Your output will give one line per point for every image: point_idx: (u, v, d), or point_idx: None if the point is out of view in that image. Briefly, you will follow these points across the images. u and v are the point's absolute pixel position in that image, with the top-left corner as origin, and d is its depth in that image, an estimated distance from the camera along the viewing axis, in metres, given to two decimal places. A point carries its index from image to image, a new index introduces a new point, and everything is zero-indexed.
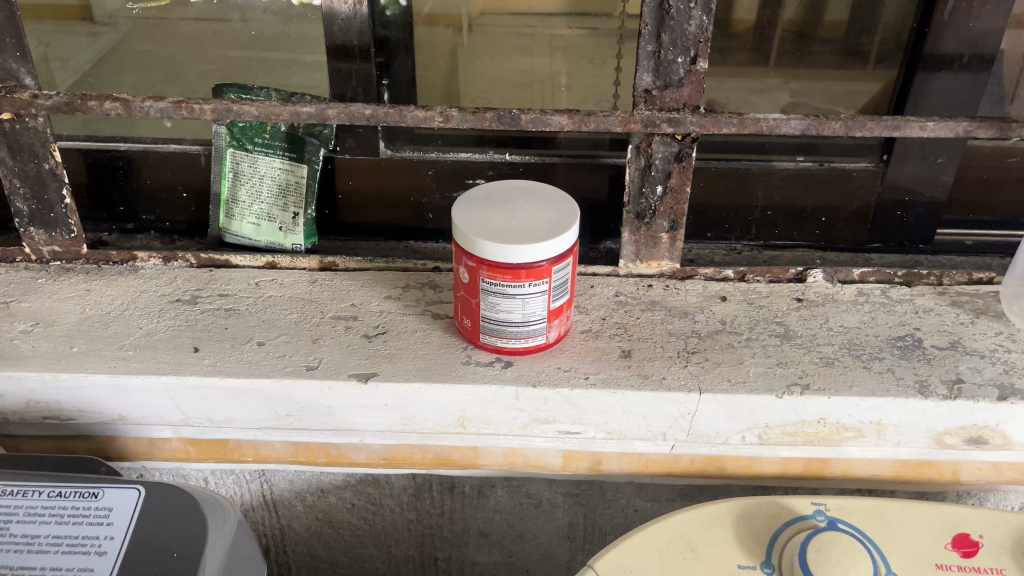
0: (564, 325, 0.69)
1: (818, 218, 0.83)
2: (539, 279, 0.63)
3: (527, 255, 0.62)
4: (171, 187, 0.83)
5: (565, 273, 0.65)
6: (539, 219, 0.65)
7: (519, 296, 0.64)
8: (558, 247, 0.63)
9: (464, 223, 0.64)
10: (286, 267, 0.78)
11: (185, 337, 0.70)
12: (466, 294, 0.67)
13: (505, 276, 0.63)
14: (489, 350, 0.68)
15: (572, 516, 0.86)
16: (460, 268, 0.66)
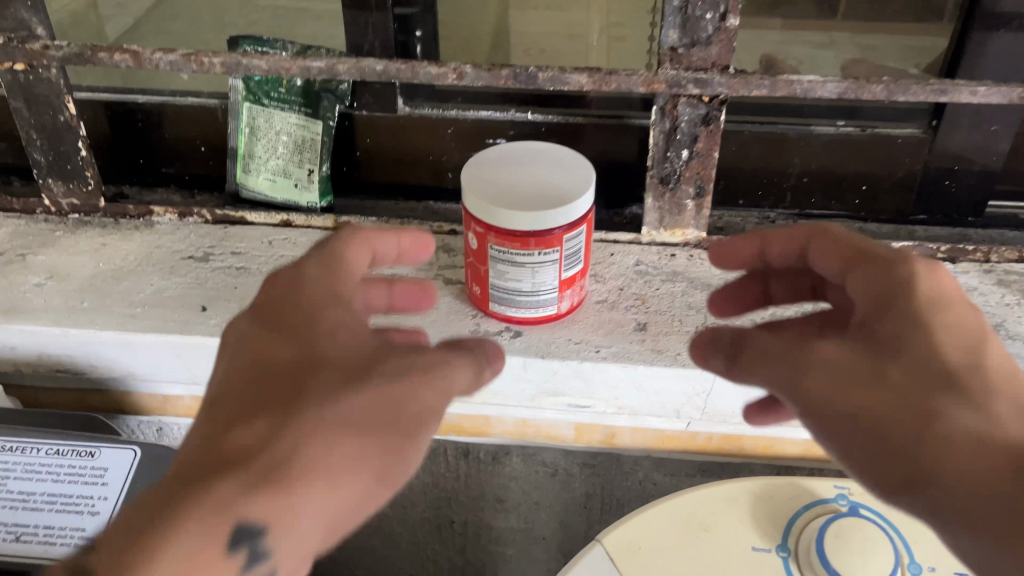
0: (579, 296, 0.66)
1: (858, 187, 0.78)
2: (550, 247, 0.61)
3: (537, 223, 0.59)
4: (189, 141, 0.81)
5: (578, 242, 0.63)
6: (552, 183, 0.62)
7: (529, 265, 0.62)
8: (570, 216, 0.60)
9: (474, 187, 0.62)
10: (301, 226, 0.77)
11: (194, 296, 0.69)
12: (475, 261, 0.64)
13: (515, 244, 0.60)
14: (499, 319, 0.66)
15: (588, 486, 0.84)
16: (469, 234, 0.63)
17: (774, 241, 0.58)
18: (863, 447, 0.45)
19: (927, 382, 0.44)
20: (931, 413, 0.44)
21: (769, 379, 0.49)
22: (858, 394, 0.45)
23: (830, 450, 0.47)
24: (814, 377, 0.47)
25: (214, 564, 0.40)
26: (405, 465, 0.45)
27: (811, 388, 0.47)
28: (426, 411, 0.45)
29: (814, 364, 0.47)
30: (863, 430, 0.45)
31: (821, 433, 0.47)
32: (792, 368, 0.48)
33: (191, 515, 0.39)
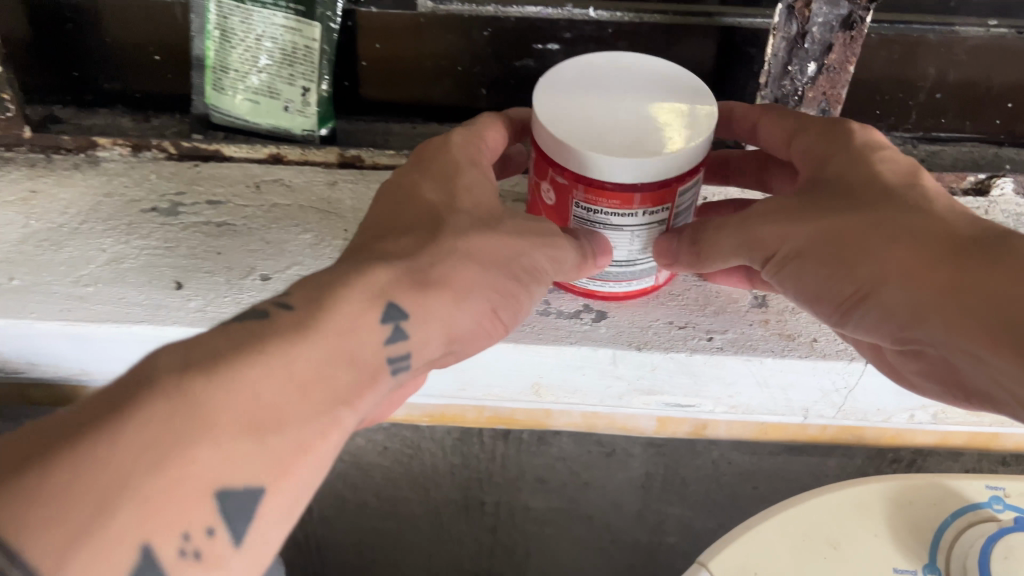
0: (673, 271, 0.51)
1: (1002, 104, 0.62)
2: (659, 202, 0.45)
3: (646, 171, 0.42)
4: (138, 45, 0.61)
5: (691, 194, 0.47)
6: (662, 111, 0.44)
7: (629, 229, 0.45)
8: (690, 160, 0.43)
9: (555, 121, 0.44)
10: (296, 162, 0.60)
11: (164, 268, 0.52)
12: (550, 217, 0.49)
13: (612, 201, 0.44)
14: (578, 294, 0.50)
15: (650, 466, 0.71)
16: (543, 184, 0.47)
17: (735, 120, 0.51)
18: (829, 278, 0.42)
19: (871, 203, 0.42)
20: (881, 222, 0.41)
21: (717, 229, 0.45)
22: (805, 228, 0.42)
23: (802, 292, 0.44)
24: (763, 224, 0.43)
25: (371, 328, 0.38)
26: (507, 318, 0.44)
27: (765, 234, 0.43)
28: (552, 265, 0.44)
29: (762, 210, 0.44)
30: (827, 262, 0.41)
31: (785, 276, 0.44)
32: (737, 221, 0.44)
33: (354, 297, 0.38)
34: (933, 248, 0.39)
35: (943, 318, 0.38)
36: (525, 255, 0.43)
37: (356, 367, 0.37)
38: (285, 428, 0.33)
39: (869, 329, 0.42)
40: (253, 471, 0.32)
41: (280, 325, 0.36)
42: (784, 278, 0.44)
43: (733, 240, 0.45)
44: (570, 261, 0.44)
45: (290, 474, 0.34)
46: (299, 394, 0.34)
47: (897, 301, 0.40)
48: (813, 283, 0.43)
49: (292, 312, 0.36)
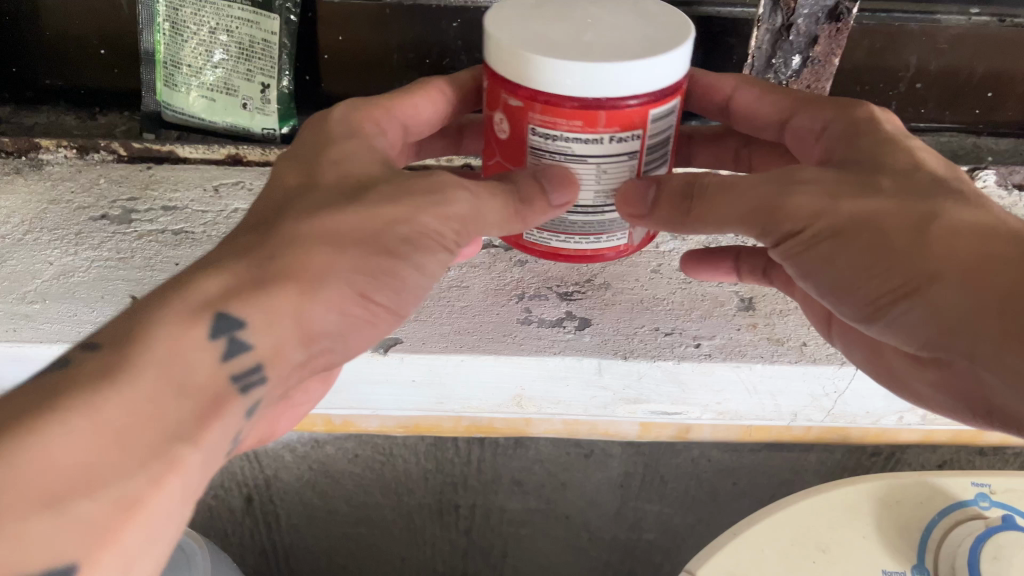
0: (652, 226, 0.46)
1: (982, 93, 0.61)
2: (630, 127, 0.38)
3: (609, 78, 0.35)
4: (81, 38, 0.57)
5: (666, 126, 0.40)
6: (632, 25, 0.38)
7: (594, 163, 0.39)
8: (665, 74, 0.37)
9: (509, 32, 0.37)
10: (255, 163, 0.57)
11: (118, 281, 0.48)
12: (504, 162, 0.42)
13: (573, 122, 0.37)
14: (541, 254, 0.45)
15: (628, 465, 0.70)
16: (495, 115, 0.40)
17: (698, 87, 0.49)
18: (863, 259, 0.36)
19: (918, 193, 0.36)
20: (930, 215, 0.36)
21: (727, 195, 0.38)
22: (848, 203, 0.36)
23: (821, 272, 0.38)
24: (795, 193, 0.37)
25: (198, 352, 0.33)
26: (393, 293, 0.38)
27: (794, 207, 0.37)
28: (455, 229, 0.38)
29: (793, 178, 0.37)
30: (868, 242, 0.36)
31: (805, 255, 0.38)
32: (760, 188, 0.38)
33: (175, 316, 0.33)
34: (986, 251, 0.34)
35: (987, 332, 0.34)
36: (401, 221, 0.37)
37: (191, 395, 0.33)
38: (97, 491, 0.29)
39: (902, 326, 0.37)
40: (53, 551, 0.28)
41: (82, 371, 0.31)
42: (804, 257, 0.38)
43: (745, 208, 0.38)
44: (471, 207, 0.38)
45: (116, 541, 0.30)
46: (112, 447, 0.30)
47: (943, 300, 0.35)
48: (839, 265, 0.37)
49: (100, 352, 0.32)
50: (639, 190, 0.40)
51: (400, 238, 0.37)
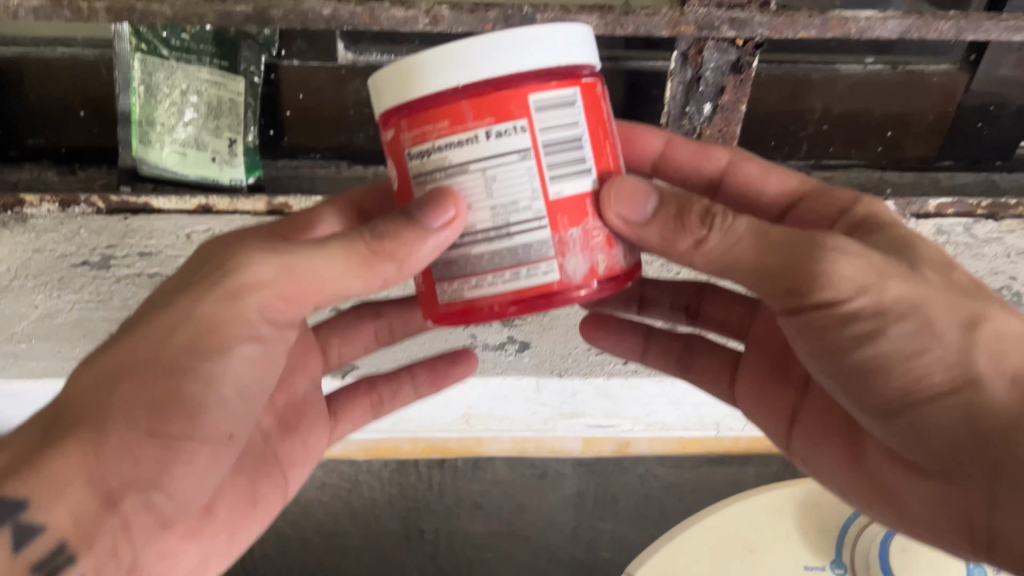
0: (606, 271, 0.39)
1: (883, 133, 0.68)
2: (507, 117, 0.35)
3: (459, 60, 0.35)
4: (63, 103, 0.63)
5: (564, 131, 0.37)
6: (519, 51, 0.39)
7: (479, 169, 0.36)
8: (524, 51, 0.35)
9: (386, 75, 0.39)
10: (224, 211, 0.61)
11: (99, 322, 0.53)
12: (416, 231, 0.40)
13: (440, 123, 0.36)
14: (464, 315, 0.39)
15: (581, 485, 0.75)
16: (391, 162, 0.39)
17: (688, 159, 0.51)
18: (901, 340, 0.37)
19: (962, 292, 0.37)
20: (976, 317, 0.37)
21: (751, 241, 0.37)
22: (898, 285, 0.36)
23: (840, 343, 0.38)
24: (842, 259, 0.36)
25: None
26: (195, 417, 0.36)
27: (844, 274, 0.36)
28: (269, 301, 0.37)
29: (841, 244, 0.36)
30: (913, 322, 0.36)
31: (832, 325, 0.38)
32: (803, 248, 0.36)
33: None
34: None
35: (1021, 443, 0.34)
36: (189, 316, 0.36)
37: None
38: None
39: (922, 428, 0.38)
40: None
41: None
42: (826, 323, 0.38)
43: (765, 251, 0.37)
44: (278, 270, 0.36)
45: None
46: None
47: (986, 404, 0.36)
48: (871, 345, 0.37)
49: None
50: (639, 201, 0.38)
51: (193, 330, 0.36)
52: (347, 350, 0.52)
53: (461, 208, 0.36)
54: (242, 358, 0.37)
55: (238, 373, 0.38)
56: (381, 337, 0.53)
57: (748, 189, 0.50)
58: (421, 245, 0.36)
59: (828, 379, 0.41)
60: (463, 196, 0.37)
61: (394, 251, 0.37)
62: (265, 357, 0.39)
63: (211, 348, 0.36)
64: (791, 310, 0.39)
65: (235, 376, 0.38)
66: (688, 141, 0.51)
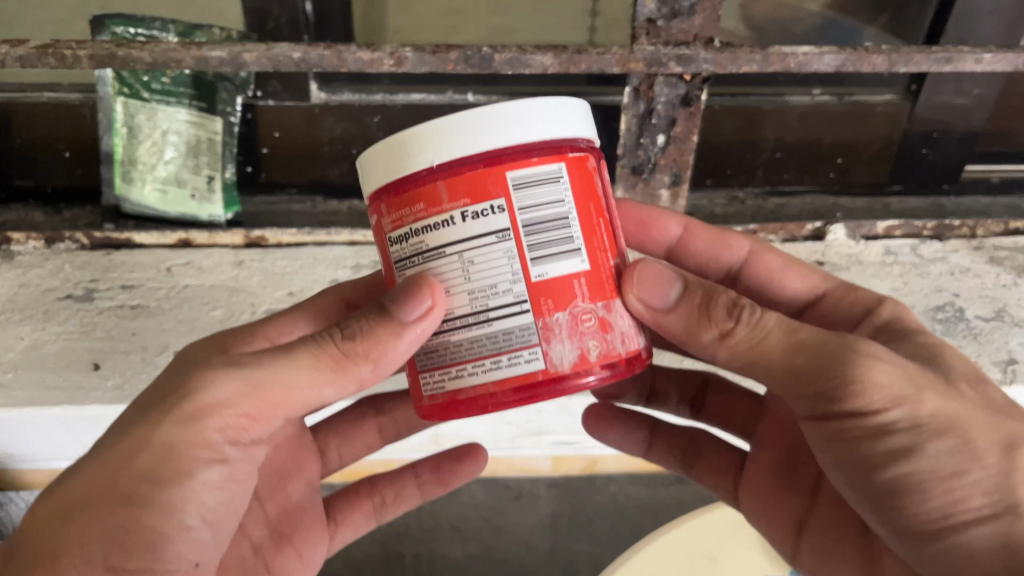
0: (600, 357, 0.37)
1: (834, 159, 0.71)
2: (484, 197, 0.35)
3: (439, 139, 0.36)
4: (49, 145, 0.66)
5: (544, 213, 0.37)
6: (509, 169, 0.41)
7: (453, 252, 0.36)
8: (506, 128, 0.36)
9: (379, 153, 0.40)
10: (204, 245, 0.64)
11: (83, 352, 0.55)
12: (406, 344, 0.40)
13: (417, 204, 0.36)
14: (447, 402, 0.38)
15: (556, 506, 0.77)
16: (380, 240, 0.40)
17: (703, 248, 0.55)
18: (938, 457, 0.37)
19: (1001, 413, 0.39)
20: (1014, 441, 0.37)
21: (777, 339, 0.39)
22: (933, 399, 0.38)
23: (871, 455, 0.39)
24: (876, 367, 0.37)
25: None
26: (157, 547, 0.36)
27: (880, 381, 0.37)
28: (234, 421, 0.38)
29: (877, 351, 0.38)
30: (951, 438, 0.37)
31: (866, 435, 0.39)
32: (838, 352, 0.38)
33: None
34: None
35: None
36: (150, 443, 0.36)
37: None
38: None
39: (956, 555, 0.38)
40: None
41: None
42: (858, 432, 0.39)
43: (793, 350, 0.39)
44: (240, 387, 0.37)
45: None
46: None
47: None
48: (906, 462, 0.38)
49: None
50: (664, 288, 0.39)
51: (155, 458, 0.36)
52: (346, 449, 0.56)
53: (437, 299, 0.36)
54: (206, 483, 0.38)
55: (204, 498, 0.38)
56: (386, 432, 0.57)
57: (768, 280, 0.53)
58: (399, 340, 0.37)
59: (853, 491, 0.41)
60: (442, 283, 0.37)
61: (366, 352, 0.38)
62: (231, 476, 0.40)
63: (170, 476, 0.36)
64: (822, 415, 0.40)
65: (199, 502, 0.38)
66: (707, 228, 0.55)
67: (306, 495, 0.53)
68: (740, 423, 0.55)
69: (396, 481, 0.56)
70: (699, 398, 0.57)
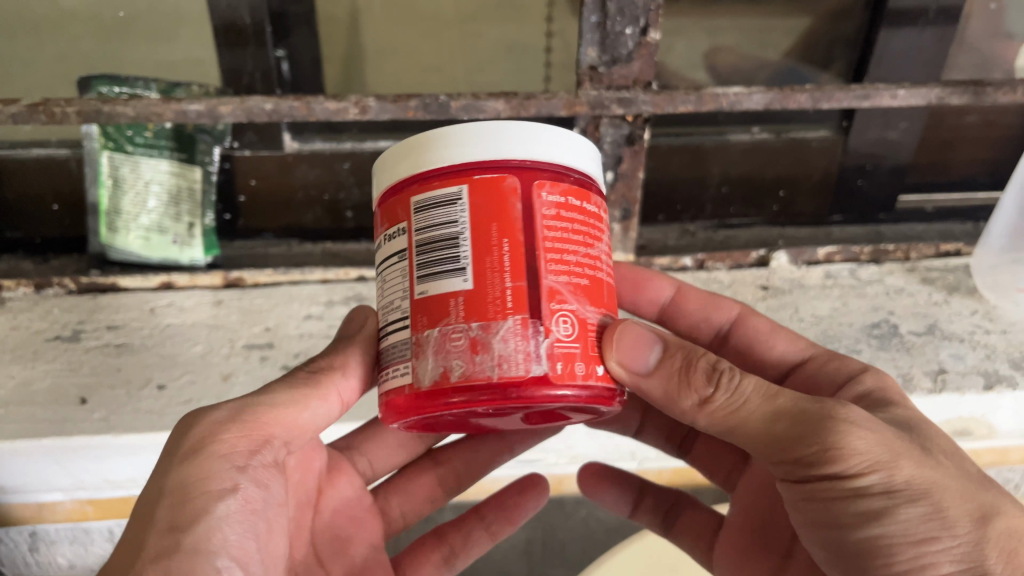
0: (463, 379, 0.36)
1: (776, 193, 0.76)
2: (395, 222, 0.40)
3: (389, 163, 0.41)
4: (38, 198, 0.70)
5: (436, 234, 0.38)
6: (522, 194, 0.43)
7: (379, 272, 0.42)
8: (407, 160, 0.39)
9: None
10: (184, 287, 0.68)
11: (70, 388, 0.59)
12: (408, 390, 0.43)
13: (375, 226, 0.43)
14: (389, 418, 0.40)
15: (529, 532, 0.80)
16: None
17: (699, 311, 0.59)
18: (909, 523, 0.38)
19: (976, 483, 0.39)
20: (990, 510, 0.38)
21: (755, 404, 0.41)
22: (909, 467, 0.39)
23: (844, 519, 0.40)
24: (853, 433, 0.38)
25: None
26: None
27: (855, 446, 0.38)
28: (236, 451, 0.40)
29: (855, 417, 0.39)
30: (925, 505, 0.38)
31: (838, 499, 0.40)
32: (814, 419, 0.39)
33: None
34: None
35: None
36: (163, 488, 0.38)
37: None
38: None
39: None
40: None
41: None
42: (832, 495, 0.40)
43: (772, 416, 0.40)
44: (232, 413, 0.40)
45: None
46: None
47: None
48: (878, 524, 0.39)
49: None
50: (646, 352, 0.41)
51: (169, 500, 0.38)
52: (407, 506, 0.59)
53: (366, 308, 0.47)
54: (225, 514, 0.39)
55: (223, 533, 0.38)
56: (445, 485, 0.60)
57: (756, 342, 0.56)
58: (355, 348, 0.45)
59: (827, 555, 0.42)
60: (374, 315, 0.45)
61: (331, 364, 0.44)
62: (248, 508, 0.40)
63: (186, 510, 0.37)
64: (798, 479, 0.41)
65: (223, 539, 0.38)
66: (698, 291, 0.59)
67: (370, 554, 0.54)
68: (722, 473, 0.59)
69: (463, 530, 0.59)
70: (687, 441, 0.61)
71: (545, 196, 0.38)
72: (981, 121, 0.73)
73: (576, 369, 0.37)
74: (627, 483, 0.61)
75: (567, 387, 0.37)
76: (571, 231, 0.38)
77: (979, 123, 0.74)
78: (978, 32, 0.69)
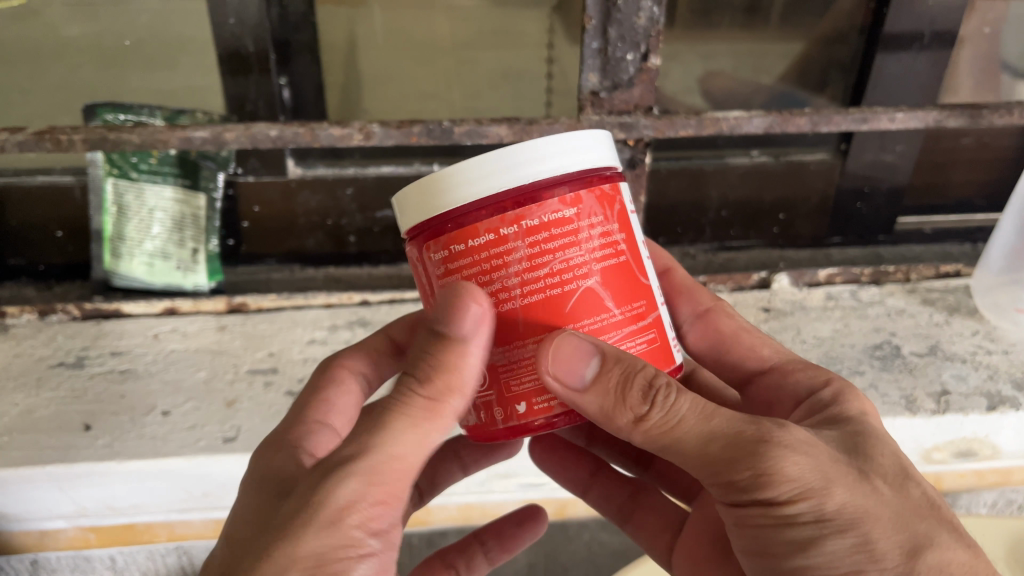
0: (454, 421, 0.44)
1: (776, 215, 0.77)
2: None
3: None
4: (43, 225, 0.70)
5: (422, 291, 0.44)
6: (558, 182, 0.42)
7: None
8: None
9: None
10: (188, 313, 0.68)
11: (73, 415, 0.59)
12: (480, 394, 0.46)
13: None
14: None
15: (533, 556, 0.79)
16: None
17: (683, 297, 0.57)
18: (835, 555, 0.37)
19: (913, 513, 0.37)
20: (920, 545, 0.37)
21: (692, 423, 0.39)
22: (841, 498, 0.37)
23: (775, 543, 0.39)
24: (788, 458, 0.37)
25: None
26: None
27: (789, 474, 0.36)
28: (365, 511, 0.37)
29: (791, 441, 0.37)
30: (853, 537, 0.37)
31: (769, 525, 0.38)
32: (749, 442, 0.37)
33: None
34: None
35: None
36: (298, 558, 0.35)
37: None
38: None
39: None
40: None
41: None
42: (762, 520, 0.39)
43: (706, 438, 0.39)
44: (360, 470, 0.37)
45: None
46: None
47: None
48: (806, 554, 0.38)
49: None
50: (575, 368, 0.37)
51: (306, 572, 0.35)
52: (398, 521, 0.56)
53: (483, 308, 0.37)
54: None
55: None
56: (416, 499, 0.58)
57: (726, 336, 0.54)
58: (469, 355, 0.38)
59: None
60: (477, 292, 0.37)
61: (448, 385, 0.38)
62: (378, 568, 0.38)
63: None
64: (730, 502, 0.39)
65: None
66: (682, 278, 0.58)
67: None
68: (682, 487, 0.58)
69: (466, 552, 0.58)
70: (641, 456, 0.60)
71: (431, 257, 0.39)
72: (976, 143, 0.74)
73: (495, 414, 0.40)
74: (586, 463, 0.61)
75: (491, 431, 0.41)
76: (462, 281, 0.38)
77: (974, 145, 0.75)
78: (972, 57, 0.70)
